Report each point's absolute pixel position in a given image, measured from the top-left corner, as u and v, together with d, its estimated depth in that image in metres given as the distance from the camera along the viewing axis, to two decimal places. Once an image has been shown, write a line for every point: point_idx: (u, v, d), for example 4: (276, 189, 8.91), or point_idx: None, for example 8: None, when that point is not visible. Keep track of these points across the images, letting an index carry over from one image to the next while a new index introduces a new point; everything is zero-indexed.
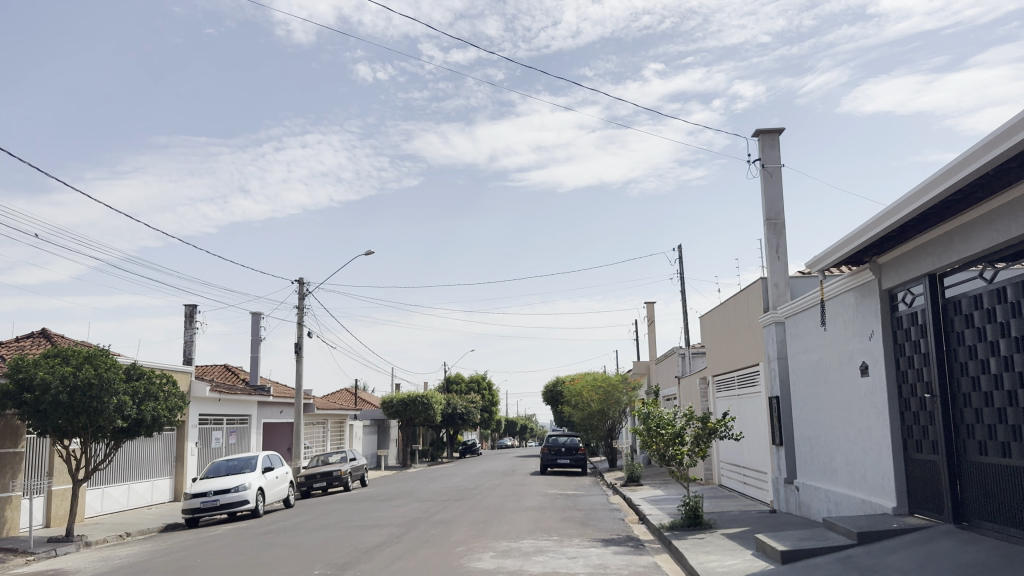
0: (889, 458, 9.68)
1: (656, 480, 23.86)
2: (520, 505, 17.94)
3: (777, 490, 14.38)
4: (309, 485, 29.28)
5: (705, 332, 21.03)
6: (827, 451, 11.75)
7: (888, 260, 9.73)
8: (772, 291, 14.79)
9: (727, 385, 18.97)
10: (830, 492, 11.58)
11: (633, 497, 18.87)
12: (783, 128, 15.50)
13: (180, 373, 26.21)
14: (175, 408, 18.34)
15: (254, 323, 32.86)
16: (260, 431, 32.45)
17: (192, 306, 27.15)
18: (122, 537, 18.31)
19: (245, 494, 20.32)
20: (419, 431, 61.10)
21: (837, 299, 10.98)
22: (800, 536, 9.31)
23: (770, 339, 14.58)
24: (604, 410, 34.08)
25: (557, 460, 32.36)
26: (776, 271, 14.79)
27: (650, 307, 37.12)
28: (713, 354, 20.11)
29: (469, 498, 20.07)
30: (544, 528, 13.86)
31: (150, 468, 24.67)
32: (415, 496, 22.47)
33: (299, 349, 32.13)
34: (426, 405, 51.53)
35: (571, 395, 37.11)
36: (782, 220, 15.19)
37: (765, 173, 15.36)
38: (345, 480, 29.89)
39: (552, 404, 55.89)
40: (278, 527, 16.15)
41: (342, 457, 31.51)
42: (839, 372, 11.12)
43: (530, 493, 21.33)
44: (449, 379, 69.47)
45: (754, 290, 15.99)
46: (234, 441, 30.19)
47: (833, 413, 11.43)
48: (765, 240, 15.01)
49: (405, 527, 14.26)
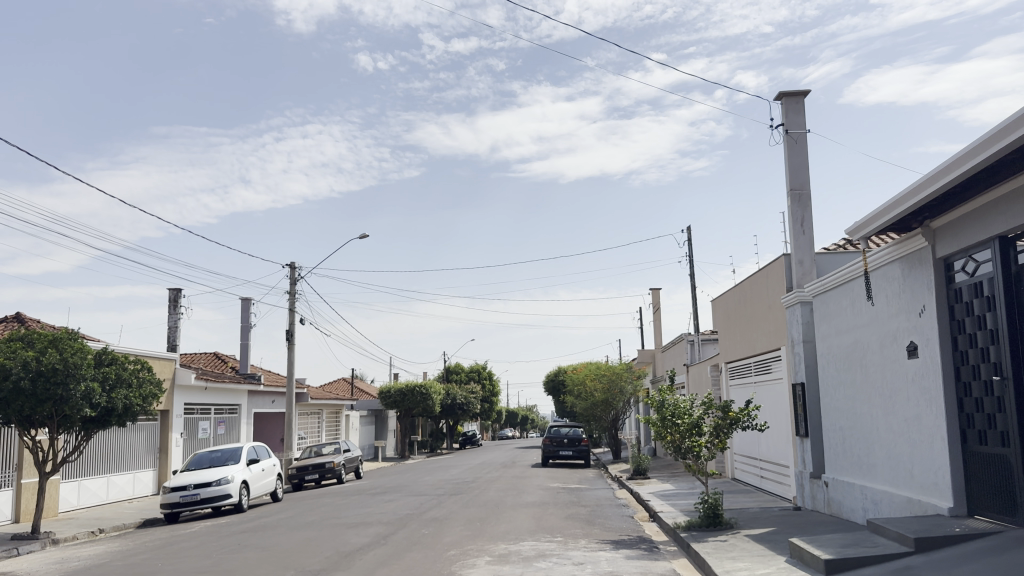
0: (942, 452, 8.42)
1: (664, 473, 22.65)
2: (520, 500, 16.71)
3: (800, 486, 13.14)
4: (300, 477, 28.07)
5: (717, 317, 19.78)
6: (865, 443, 10.47)
7: (943, 224, 8.43)
8: (796, 267, 13.56)
9: (741, 372, 17.72)
10: (867, 489, 10.31)
11: (641, 492, 17.62)
12: (808, 91, 14.19)
13: (164, 360, 25.00)
14: (150, 396, 17.13)
15: (243, 309, 31.60)
16: (250, 422, 31.24)
17: (177, 290, 25.89)
18: (94, 534, 17.10)
19: (227, 487, 19.10)
20: (418, 422, 59.97)
21: (881, 272, 9.70)
22: (844, 541, 8.04)
23: (794, 320, 13.31)
24: (608, 400, 32.85)
25: (559, 452, 31.16)
26: (801, 247, 13.60)
27: (656, 293, 35.76)
28: (725, 339, 18.86)
29: (466, 492, 18.83)
30: (547, 526, 12.61)
31: (131, 460, 23.48)
32: (409, 490, 21.25)
33: (290, 336, 30.91)
34: (425, 395, 50.37)
35: (574, 385, 35.87)
36: (808, 190, 13.92)
37: (788, 140, 14.08)
38: (338, 472, 28.70)
39: (553, 394, 54.73)
40: (258, 524, 14.92)
41: (335, 448, 30.29)
42: (882, 354, 9.83)
43: (531, 487, 20.13)
44: (448, 369, 68.26)
45: (773, 267, 14.76)
46: (222, 431, 28.99)
47: (872, 401, 10.17)
48: (788, 212, 13.78)
49: (394, 526, 13.01)
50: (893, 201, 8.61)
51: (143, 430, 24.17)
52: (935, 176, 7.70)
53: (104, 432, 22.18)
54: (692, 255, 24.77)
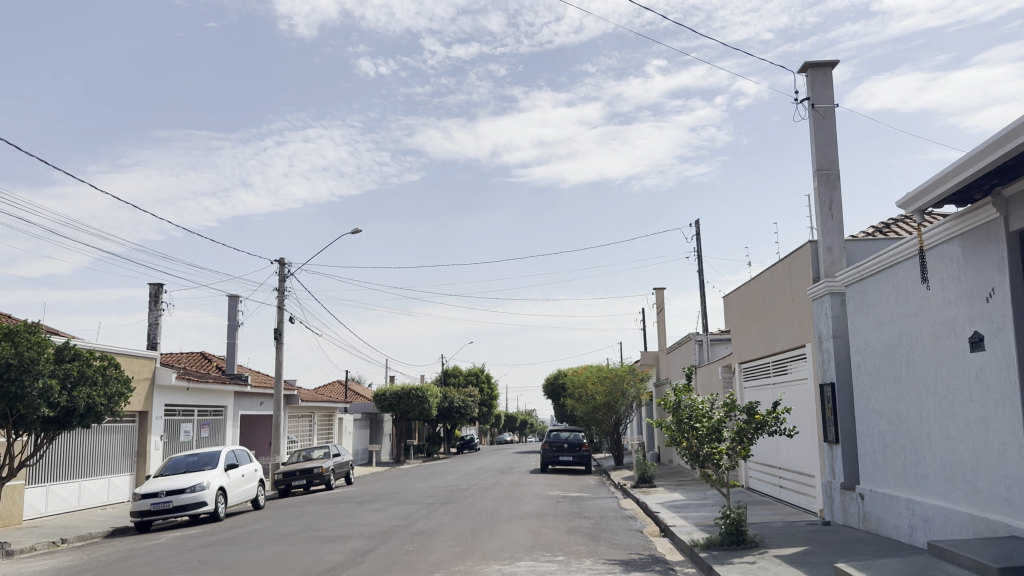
0: (1017, 461, 7.11)
1: (671, 481, 21.32)
2: (518, 511, 15.37)
3: (829, 498, 11.82)
4: (287, 483, 26.69)
5: (728, 314, 18.48)
6: (913, 451, 9.16)
7: (1018, 190, 7.08)
8: (825, 256, 12.28)
9: (756, 373, 16.44)
10: (916, 503, 9.00)
11: (649, 502, 16.26)
12: (836, 61, 12.90)
13: (142, 358, 23.70)
14: (116, 395, 15.80)
15: (230, 306, 30.26)
16: (236, 425, 29.90)
17: (157, 284, 24.54)
18: (55, 544, 15.74)
19: (202, 495, 17.68)
20: (414, 426, 58.63)
21: (937, 252, 8.40)
22: (904, 570, 6.72)
23: (822, 313, 12.01)
24: (610, 404, 31.52)
25: (559, 457, 29.82)
26: (830, 233, 12.34)
27: (659, 293, 34.41)
28: (738, 338, 17.57)
29: (460, 501, 17.47)
30: (547, 542, 11.27)
31: (106, 464, 22.14)
32: (399, 498, 19.89)
33: (278, 335, 29.58)
34: (421, 398, 49.08)
35: (574, 388, 34.56)
36: (837, 170, 12.64)
37: (815, 115, 12.78)
38: (327, 478, 27.34)
39: (552, 398, 53.40)
40: (230, 537, 13.57)
41: (325, 453, 28.91)
42: (937, 349, 8.52)
43: (530, 496, 18.78)
44: (446, 371, 66.90)
45: (795, 257, 13.48)
46: (206, 434, 27.64)
47: (923, 401, 8.86)
48: (816, 195, 12.52)
49: (375, 541, 11.66)
50: (952, 166, 7.27)
51: (119, 432, 22.84)
52: (1011, 133, 6.34)
53: (75, 434, 20.85)
54: (701, 250, 23.46)
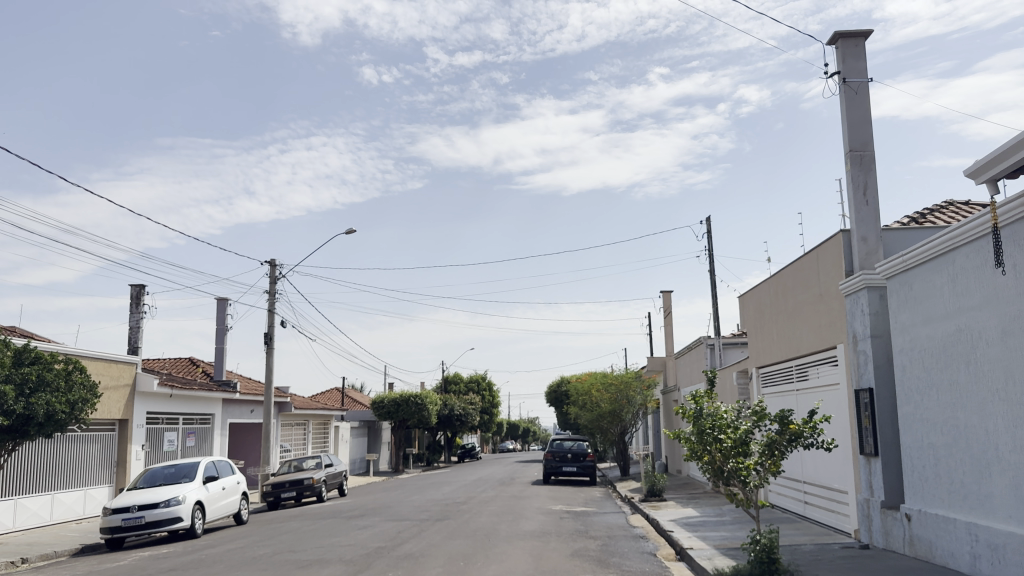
0: None
1: (682, 494, 19.96)
2: (518, 529, 14.05)
3: (866, 518, 10.52)
4: (276, 495, 25.37)
5: (744, 316, 17.20)
6: (975, 467, 7.85)
7: None
8: (859, 246, 11.04)
9: (777, 378, 15.15)
10: (980, 528, 7.68)
11: (660, 519, 14.95)
12: (869, 32, 11.66)
13: (122, 364, 22.47)
14: (79, 402, 14.54)
15: (219, 310, 28.99)
16: (225, 434, 28.61)
17: (140, 286, 23.31)
18: (13, 565, 14.45)
19: (177, 509, 16.32)
20: (414, 434, 57.28)
21: (1010, 233, 7.15)
22: None
23: (857, 311, 10.76)
24: (616, 412, 30.20)
25: (562, 468, 28.47)
26: (865, 220, 11.11)
27: (666, 297, 33.06)
28: (755, 341, 16.30)
29: (455, 517, 16.18)
30: (549, 568, 9.95)
31: (81, 475, 20.87)
32: (391, 513, 18.58)
33: (269, 340, 28.30)
34: (420, 406, 47.77)
35: (578, 395, 33.21)
36: (872, 151, 11.39)
37: (846, 90, 11.52)
38: (318, 490, 26.00)
39: (555, 406, 52.06)
40: (199, 560, 12.28)
41: (317, 463, 27.60)
42: (1007, 346, 7.24)
43: (531, 511, 17.45)
44: (446, 379, 65.55)
45: (823, 250, 12.24)
46: (192, 443, 26.35)
47: (988, 409, 7.57)
48: (848, 179, 11.32)
49: (356, 566, 10.35)
50: None
51: (96, 441, 21.58)
52: None
53: (45, 442, 19.58)
54: (713, 249, 22.14)
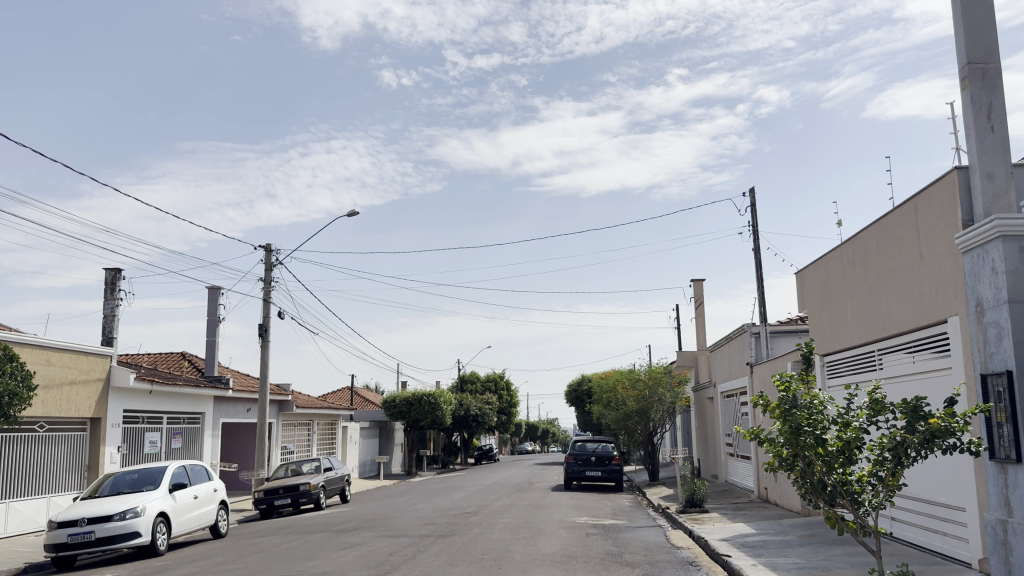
0: None
1: (726, 504, 17.33)
2: (536, 550, 11.49)
3: (999, 545, 7.85)
4: (269, 502, 22.94)
5: (802, 295, 14.59)
6: None
7: None
8: (984, 185, 8.45)
9: (848, 366, 12.51)
10: None
11: (708, 538, 12.29)
12: None
13: (94, 356, 20.16)
14: (8, 396, 12.14)
15: (210, 299, 26.60)
16: (217, 434, 26.28)
17: (115, 269, 21.03)
18: None
19: (134, 523, 13.88)
20: (428, 435, 54.86)
21: None
22: None
23: (984, 270, 8.16)
24: (643, 410, 27.63)
25: (585, 472, 25.86)
26: (990, 153, 8.46)
27: (697, 286, 30.32)
28: (818, 323, 13.69)
29: (460, 533, 13.66)
30: None
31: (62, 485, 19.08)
32: (389, 526, 16.08)
33: (263, 333, 25.69)
34: (433, 405, 45.34)
35: (602, 392, 30.61)
36: (997, 64, 8.74)
37: None
38: (315, 497, 23.50)
39: (576, 405, 49.44)
40: None
41: (316, 466, 25.14)
42: None
43: (553, 525, 14.89)
44: (462, 378, 63.06)
45: (923, 200, 9.64)
46: (177, 445, 24.04)
47: None
48: (965, 100, 8.68)
49: None
50: None
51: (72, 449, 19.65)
52: None
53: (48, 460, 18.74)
54: (758, 224, 19.45)
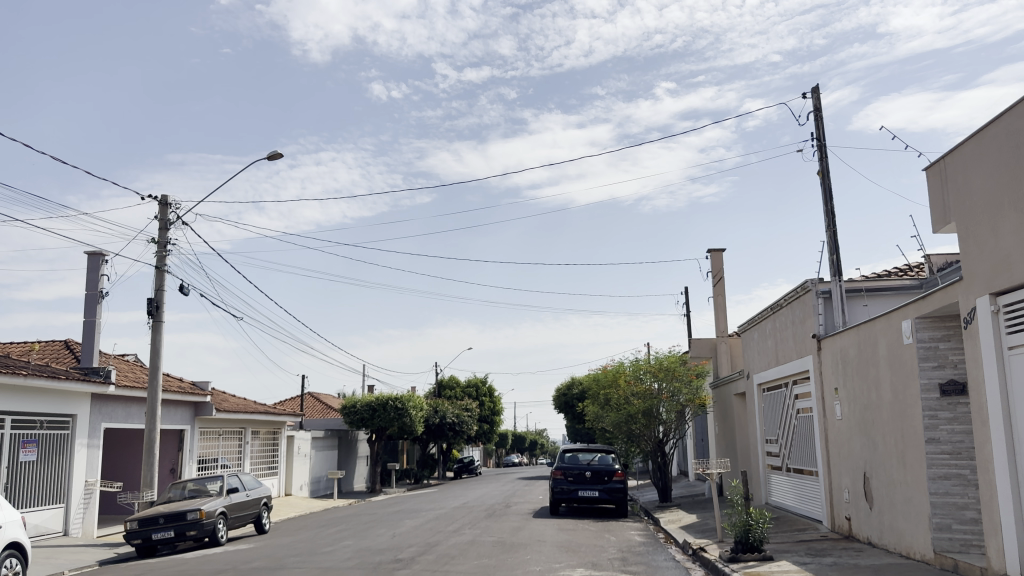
0: None
1: (795, 546, 11.31)
2: None
3: None
4: (147, 536, 16.83)
5: (941, 199, 8.87)
6: None
7: None
8: None
9: None
10: None
11: None
12: None
13: None
14: None
15: (90, 268, 20.50)
16: (97, 444, 20.10)
17: None
18: None
19: None
20: (400, 445, 48.59)
21: None
22: None
23: None
24: (650, 412, 21.71)
25: (578, 493, 19.81)
26: None
27: (715, 257, 24.47)
28: (984, 236, 7.97)
29: None
30: None
31: None
32: None
33: (155, 311, 19.57)
34: (401, 411, 39.21)
35: (600, 390, 24.66)
36: None
37: None
38: (211, 528, 17.32)
39: (564, 412, 43.58)
40: None
41: (221, 486, 18.95)
42: None
43: None
44: (438, 384, 57.07)
45: None
46: (32, 458, 17.89)
47: None
48: None
49: None
50: None
51: None
52: None
53: None
54: (823, 137, 13.60)
